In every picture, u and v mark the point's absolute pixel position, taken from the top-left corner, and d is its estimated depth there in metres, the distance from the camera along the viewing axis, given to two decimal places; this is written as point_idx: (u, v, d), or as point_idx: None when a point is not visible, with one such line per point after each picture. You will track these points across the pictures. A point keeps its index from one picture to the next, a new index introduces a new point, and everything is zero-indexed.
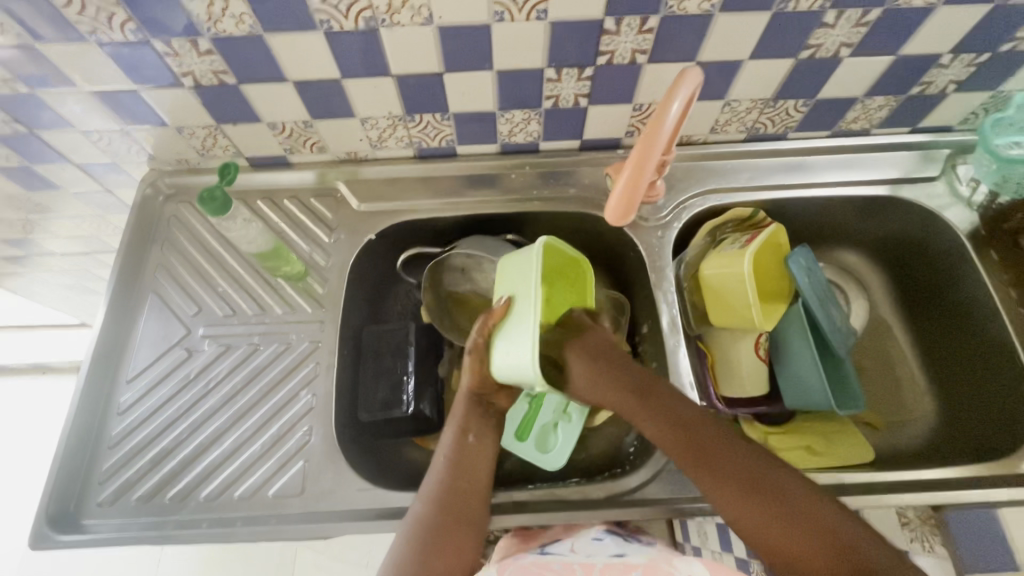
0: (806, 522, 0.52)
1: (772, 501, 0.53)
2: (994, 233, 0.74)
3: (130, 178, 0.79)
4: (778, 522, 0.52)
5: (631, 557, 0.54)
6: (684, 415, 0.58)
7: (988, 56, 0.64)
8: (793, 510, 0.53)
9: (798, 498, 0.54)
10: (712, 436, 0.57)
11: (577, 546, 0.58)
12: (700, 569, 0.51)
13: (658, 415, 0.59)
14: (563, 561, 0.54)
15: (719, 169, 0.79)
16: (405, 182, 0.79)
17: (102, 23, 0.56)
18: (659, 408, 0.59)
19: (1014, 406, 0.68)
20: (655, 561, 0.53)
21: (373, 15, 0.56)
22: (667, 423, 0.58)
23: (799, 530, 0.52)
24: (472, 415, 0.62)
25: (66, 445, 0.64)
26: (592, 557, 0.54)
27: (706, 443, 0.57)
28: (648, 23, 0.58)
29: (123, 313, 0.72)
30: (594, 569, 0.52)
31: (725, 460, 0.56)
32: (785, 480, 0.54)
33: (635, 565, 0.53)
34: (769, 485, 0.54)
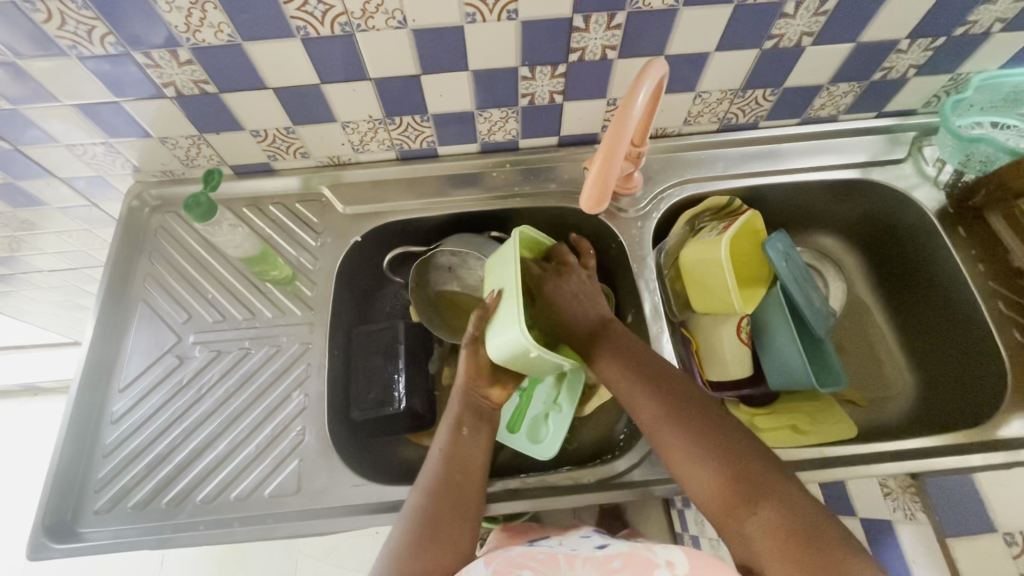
0: (720, 452, 0.53)
1: (692, 428, 0.55)
2: (960, 210, 0.77)
3: (115, 191, 0.80)
4: (690, 448, 0.53)
5: (611, 546, 0.52)
6: (642, 349, 0.62)
7: (943, 40, 0.66)
8: (715, 438, 0.54)
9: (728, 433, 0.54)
10: (663, 366, 0.61)
11: (561, 539, 0.55)
12: (680, 554, 0.47)
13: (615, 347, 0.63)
14: (544, 551, 0.51)
15: (695, 160, 0.81)
16: (389, 184, 0.80)
17: (83, 37, 0.57)
18: (614, 348, 0.63)
19: (985, 373, 0.70)
20: (634, 546, 0.50)
21: (349, 20, 0.58)
22: (623, 352, 0.63)
23: (710, 461, 0.52)
24: (467, 409, 0.63)
25: (61, 455, 0.65)
26: (574, 547, 0.52)
27: (654, 370, 0.61)
28: (615, 20, 0.60)
29: (113, 324, 0.73)
30: (574, 558, 0.50)
31: (669, 390, 0.58)
32: (713, 417, 0.55)
33: (614, 551, 0.49)
34: (697, 420, 0.55)
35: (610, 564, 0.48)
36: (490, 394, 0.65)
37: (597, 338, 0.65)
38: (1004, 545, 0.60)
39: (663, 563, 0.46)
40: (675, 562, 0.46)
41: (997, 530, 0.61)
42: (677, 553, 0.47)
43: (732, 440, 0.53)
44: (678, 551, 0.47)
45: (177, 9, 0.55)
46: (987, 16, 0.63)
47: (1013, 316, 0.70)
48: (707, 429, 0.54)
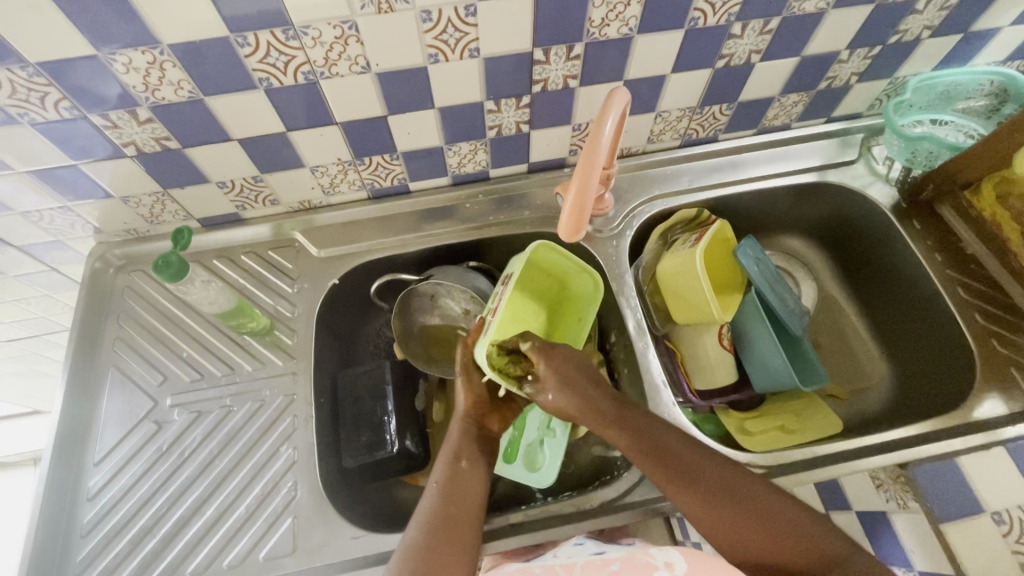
0: (771, 524, 0.54)
1: (748, 510, 0.55)
2: (913, 204, 0.81)
3: (76, 254, 0.77)
4: (752, 524, 0.54)
5: (610, 553, 0.57)
6: (656, 432, 0.60)
7: (879, 49, 0.71)
8: (760, 506, 0.55)
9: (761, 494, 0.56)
10: (682, 447, 0.59)
11: (560, 552, 0.60)
12: (677, 555, 0.53)
13: (628, 431, 0.60)
14: (546, 566, 0.56)
15: (662, 175, 0.84)
16: (362, 224, 0.80)
17: (35, 104, 0.55)
18: (630, 427, 0.60)
19: (952, 357, 0.74)
20: (633, 553, 0.55)
21: (312, 69, 0.58)
22: (638, 439, 0.59)
23: (777, 549, 0.53)
24: (467, 441, 0.63)
25: (34, 540, 0.61)
26: (572, 558, 0.57)
27: (675, 454, 0.58)
28: (574, 50, 0.62)
29: (83, 395, 0.70)
30: (575, 568, 0.55)
31: (702, 477, 0.57)
32: (746, 483, 0.56)
33: (613, 558, 0.55)
34: (737, 502, 0.55)
35: (609, 567, 0.54)
36: (489, 424, 0.66)
37: (606, 417, 0.60)
38: (993, 525, 0.59)
39: (662, 563, 0.52)
40: (673, 562, 0.52)
41: (985, 510, 0.60)
42: (673, 554, 0.53)
43: (786, 509, 0.55)
44: (674, 552, 0.53)
45: (134, 70, 0.54)
46: (916, 24, 0.68)
47: (971, 298, 0.74)
48: (765, 514, 0.54)
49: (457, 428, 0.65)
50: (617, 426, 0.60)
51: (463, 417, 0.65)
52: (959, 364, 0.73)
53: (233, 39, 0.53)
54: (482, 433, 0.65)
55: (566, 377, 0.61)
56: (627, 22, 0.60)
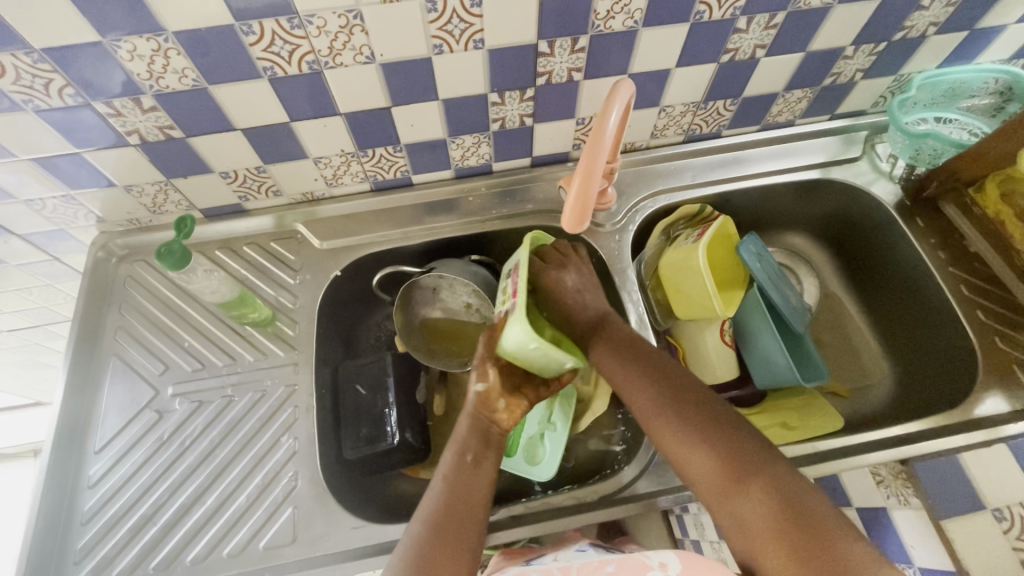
0: (708, 427, 0.55)
1: (685, 410, 0.57)
2: (916, 202, 0.81)
3: (78, 243, 0.77)
4: (684, 421, 0.56)
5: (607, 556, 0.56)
6: (633, 338, 0.66)
7: (884, 45, 0.71)
8: (701, 409, 0.56)
9: (712, 404, 0.57)
10: (649, 352, 0.64)
11: (559, 556, 0.60)
12: (672, 556, 0.51)
13: (608, 338, 0.66)
14: (543, 569, 0.56)
15: (666, 171, 0.84)
16: (364, 216, 0.80)
17: (39, 91, 0.55)
18: (611, 335, 0.66)
19: (955, 354, 0.74)
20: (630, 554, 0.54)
21: (316, 58, 0.58)
22: (614, 343, 0.66)
23: (701, 451, 0.54)
24: (473, 436, 0.62)
25: (35, 526, 0.61)
26: (570, 561, 0.57)
27: (641, 356, 0.63)
28: (579, 43, 0.62)
29: (85, 384, 0.70)
30: (571, 569, 0.55)
31: (657, 374, 0.61)
32: (700, 391, 0.59)
33: (609, 560, 0.54)
34: (683, 405, 0.57)
35: (605, 568, 0.53)
36: (499, 418, 0.64)
37: (592, 330, 0.68)
38: (993, 522, 0.59)
39: (656, 564, 0.51)
40: (668, 563, 0.51)
41: (985, 507, 0.59)
42: (669, 555, 0.52)
43: (728, 422, 0.55)
44: (669, 553, 0.52)
45: (138, 57, 0.54)
46: (921, 21, 0.68)
47: (974, 296, 0.74)
48: (706, 418, 0.56)
49: (465, 422, 0.64)
50: (602, 333, 0.67)
51: (472, 414, 0.64)
52: (961, 362, 0.73)
53: (238, 27, 0.53)
54: (491, 429, 0.63)
55: (563, 288, 0.70)
56: (632, 15, 0.60)
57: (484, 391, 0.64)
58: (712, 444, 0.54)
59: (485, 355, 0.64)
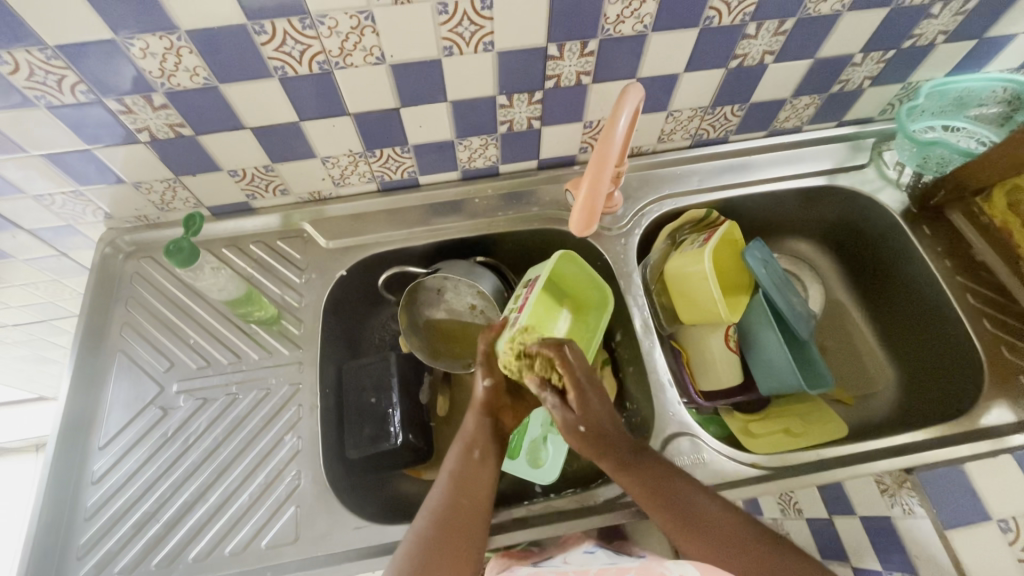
0: None
1: (757, 570, 0.55)
2: (922, 210, 0.80)
3: (86, 239, 0.77)
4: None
5: (624, 564, 0.58)
6: (666, 478, 0.59)
7: (893, 53, 0.70)
8: (770, 564, 0.55)
9: (777, 558, 0.56)
10: (693, 498, 0.58)
11: (570, 559, 0.61)
12: (691, 568, 0.52)
13: (641, 478, 0.59)
14: (558, 571, 0.57)
15: (672, 175, 0.84)
16: (371, 216, 0.80)
17: (52, 87, 0.56)
18: (644, 474, 0.59)
19: (960, 363, 0.73)
20: (647, 564, 0.55)
21: (327, 58, 0.58)
22: (650, 486, 0.59)
23: None
24: (481, 431, 0.63)
25: (39, 521, 0.61)
26: (586, 565, 0.58)
27: (688, 509, 0.58)
28: (588, 46, 0.62)
29: (91, 379, 0.70)
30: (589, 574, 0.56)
31: (710, 529, 0.57)
32: (758, 541, 0.56)
33: (628, 568, 0.55)
34: (762, 566, 0.55)
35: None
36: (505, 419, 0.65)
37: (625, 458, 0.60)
38: (998, 533, 0.59)
39: None
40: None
41: (990, 517, 0.60)
42: (689, 567, 0.52)
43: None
44: (689, 566, 0.52)
45: (151, 55, 0.54)
46: (931, 29, 0.68)
47: (980, 305, 0.73)
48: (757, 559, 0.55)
49: (473, 420, 0.64)
50: (632, 466, 0.60)
51: (480, 409, 0.64)
52: (967, 371, 0.72)
53: (250, 26, 0.53)
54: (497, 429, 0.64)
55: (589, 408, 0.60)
56: (641, 19, 0.60)
57: (490, 388, 0.64)
58: None
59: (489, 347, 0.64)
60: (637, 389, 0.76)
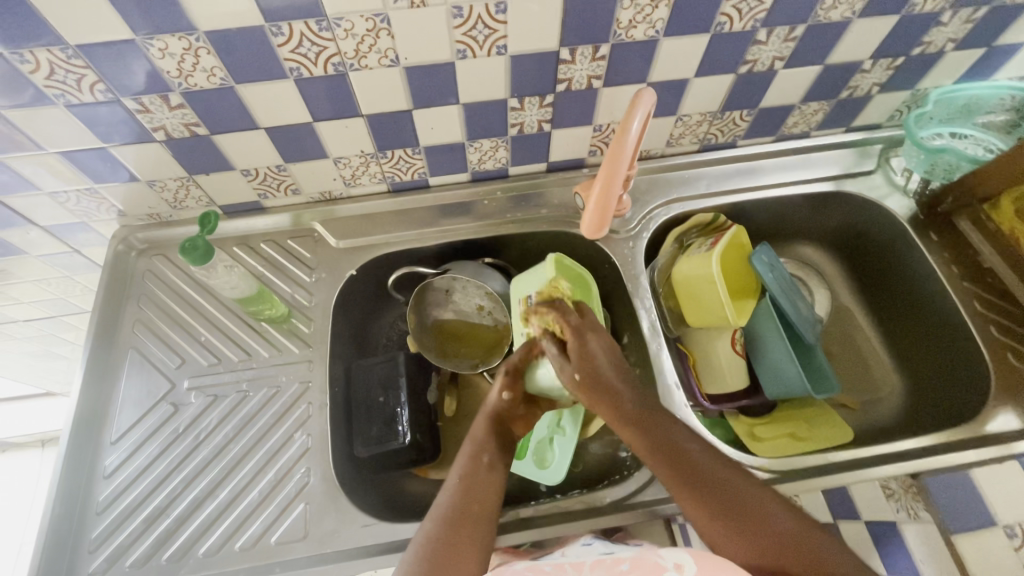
0: (732, 509, 0.54)
1: (708, 493, 0.55)
2: (930, 216, 0.81)
3: (99, 236, 0.78)
4: (705, 504, 0.55)
5: (620, 553, 0.54)
6: (637, 400, 0.63)
7: (902, 60, 0.71)
8: (726, 489, 0.55)
9: (734, 484, 0.56)
10: (661, 421, 0.61)
11: (568, 552, 0.58)
12: (687, 556, 0.49)
13: (611, 394, 0.63)
14: (554, 564, 0.54)
15: (680, 179, 0.84)
16: (380, 216, 0.81)
17: (71, 86, 0.56)
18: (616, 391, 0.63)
19: (966, 370, 0.73)
20: (644, 553, 0.52)
21: (342, 60, 0.58)
22: (618, 400, 0.62)
23: (731, 540, 0.53)
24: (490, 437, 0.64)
25: (51, 515, 0.62)
26: (582, 557, 0.55)
27: (653, 424, 0.61)
28: (600, 51, 0.63)
29: (103, 375, 0.71)
30: (583, 566, 0.53)
31: (672, 447, 0.59)
32: (719, 468, 0.57)
33: (624, 557, 0.52)
34: (707, 490, 0.55)
35: (618, 566, 0.51)
36: (517, 424, 0.68)
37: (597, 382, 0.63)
38: (1004, 539, 0.59)
39: (671, 565, 0.49)
40: (683, 564, 0.48)
41: (996, 523, 0.60)
42: (684, 555, 0.49)
43: (752, 503, 0.54)
44: (684, 553, 0.50)
45: (169, 55, 0.55)
46: (940, 37, 0.68)
47: (988, 313, 0.74)
48: (732, 500, 0.54)
49: (483, 426, 0.65)
50: (608, 387, 0.63)
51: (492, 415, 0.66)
52: (975, 379, 0.72)
53: (268, 28, 0.54)
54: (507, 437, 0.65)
55: (590, 366, 0.63)
56: (653, 24, 0.61)
57: (508, 399, 0.67)
58: (740, 529, 0.53)
59: (515, 362, 0.68)
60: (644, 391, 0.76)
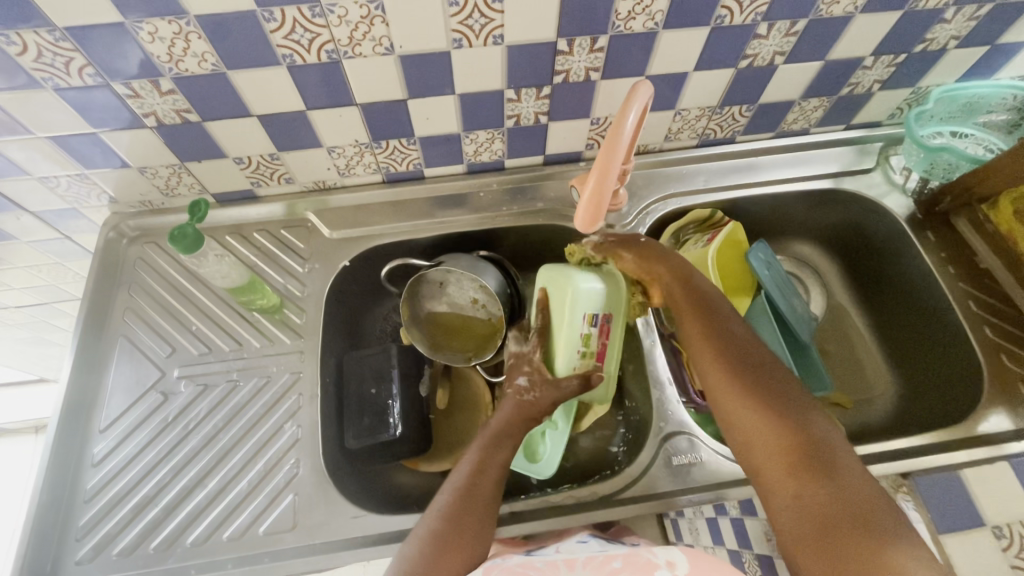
0: (783, 409, 0.53)
1: (763, 389, 0.55)
2: (928, 215, 0.80)
3: (90, 223, 0.77)
4: (756, 397, 0.54)
5: (613, 551, 0.53)
6: (708, 300, 0.63)
7: (904, 57, 0.70)
8: (783, 393, 0.55)
9: (794, 392, 0.55)
10: (728, 322, 0.61)
11: (561, 548, 0.56)
12: (680, 554, 0.49)
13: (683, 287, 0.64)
14: (546, 560, 0.52)
15: (678, 174, 0.83)
16: (375, 207, 0.80)
17: (59, 69, 0.55)
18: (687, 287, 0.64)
19: (959, 369, 0.73)
20: (636, 550, 0.51)
21: (335, 48, 0.58)
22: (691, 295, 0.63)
23: (775, 434, 0.52)
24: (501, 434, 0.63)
25: (38, 502, 0.61)
26: (575, 553, 0.53)
27: (718, 323, 0.61)
28: (598, 42, 0.62)
29: (92, 363, 0.70)
30: (576, 562, 0.51)
31: (733, 345, 0.59)
32: (782, 376, 0.56)
33: (615, 555, 0.51)
34: (762, 387, 0.55)
35: (610, 563, 0.49)
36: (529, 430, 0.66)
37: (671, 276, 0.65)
38: (993, 539, 0.59)
39: (664, 562, 0.48)
40: (676, 562, 0.48)
41: (984, 524, 0.60)
42: (677, 553, 0.49)
43: (808, 413, 0.53)
44: (678, 551, 0.49)
45: (159, 39, 0.54)
46: (943, 33, 0.67)
47: (984, 314, 0.73)
48: (786, 402, 0.54)
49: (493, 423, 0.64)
50: (680, 283, 0.64)
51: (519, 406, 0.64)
52: (967, 379, 0.72)
53: (259, 13, 0.53)
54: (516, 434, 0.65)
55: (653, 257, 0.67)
56: (653, 16, 0.60)
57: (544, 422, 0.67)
58: (784, 426, 0.52)
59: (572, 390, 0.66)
60: (637, 387, 0.77)
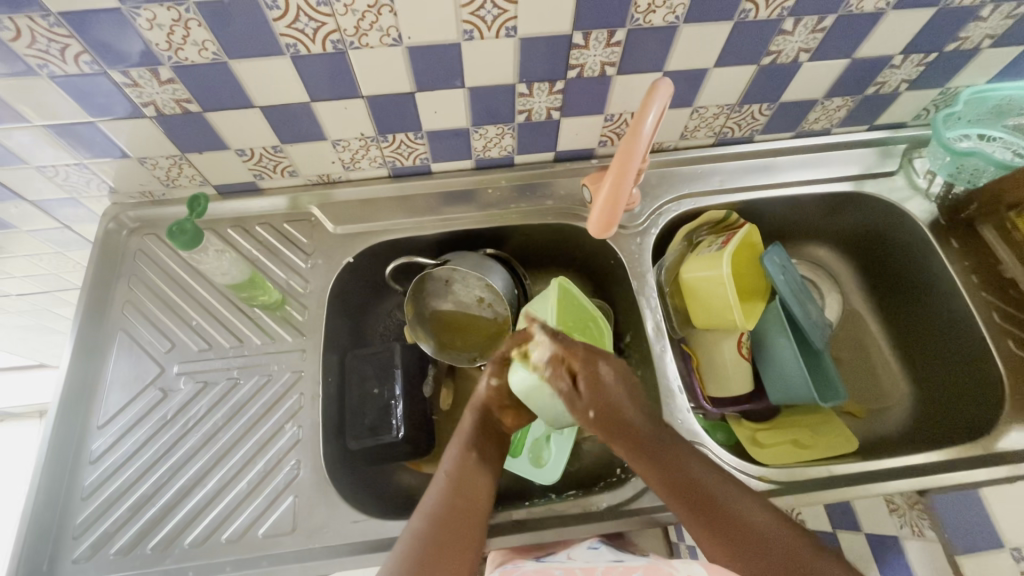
0: (734, 531, 0.54)
1: (709, 511, 0.55)
2: (952, 222, 0.77)
3: (89, 213, 0.76)
4: (705, 524, 0.54)
5: (630, 561, 0.56)
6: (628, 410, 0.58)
7: (935, 56, 0.67)
8: (726, 510, 0.55)
9: (738, 506, 0.55)
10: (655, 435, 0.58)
11: (574, 555, 0.59)
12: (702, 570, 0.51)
13: (603, 406, 0.57)
14: (564, 567, 0.55)
15: (693, 174, 0.81)
16: (380, 202, 0.78)
17: (54, 55, 0.53)
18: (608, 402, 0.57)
19: (980, 381, 0.71)
20: (655, 562, 0.54)
21: (341, 37, 0.55)
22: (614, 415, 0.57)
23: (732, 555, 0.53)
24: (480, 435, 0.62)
25: (35, 499, 0.61)
26: (593, 562, 0.56)
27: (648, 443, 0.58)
28: (615, 36, 0.59)
29: (90, 358, 0.69)
30: (595, 570, 0.54)
31: (668, 465, 0.57)
32: (722, 485, 0.56)
33: (635, 566, 0.54)
34: (706, 514, 0.55)
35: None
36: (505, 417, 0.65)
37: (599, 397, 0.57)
38: None
39: None
40: None
41: None
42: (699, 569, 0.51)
43: (755, 523, 0.54)
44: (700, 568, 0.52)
45: (158, 26, 0.52)
46: (978, 32, 0.64)
47: (1009, 326, 0.71)
48: (733, 520, 0.54)
49: (469, 419, 0.64)
50: (604, 402, 0.57)
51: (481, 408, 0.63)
52: (988, 393, 0.70)
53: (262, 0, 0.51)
54: (495, 432, 0.64)
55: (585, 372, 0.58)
56: (673, 10, 0.57)
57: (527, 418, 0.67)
58: (738, 546, 0.53)
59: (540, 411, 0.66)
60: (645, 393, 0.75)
